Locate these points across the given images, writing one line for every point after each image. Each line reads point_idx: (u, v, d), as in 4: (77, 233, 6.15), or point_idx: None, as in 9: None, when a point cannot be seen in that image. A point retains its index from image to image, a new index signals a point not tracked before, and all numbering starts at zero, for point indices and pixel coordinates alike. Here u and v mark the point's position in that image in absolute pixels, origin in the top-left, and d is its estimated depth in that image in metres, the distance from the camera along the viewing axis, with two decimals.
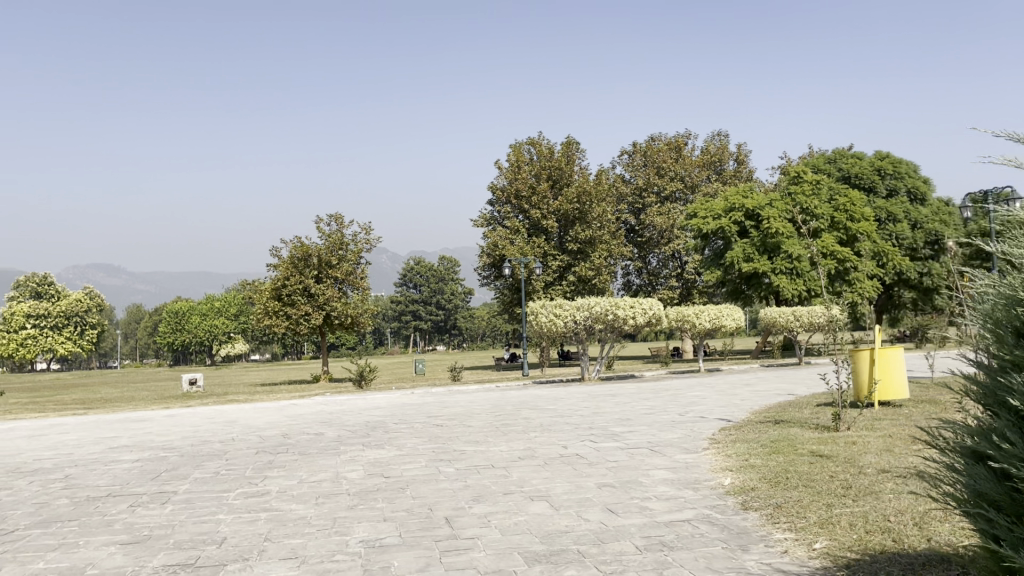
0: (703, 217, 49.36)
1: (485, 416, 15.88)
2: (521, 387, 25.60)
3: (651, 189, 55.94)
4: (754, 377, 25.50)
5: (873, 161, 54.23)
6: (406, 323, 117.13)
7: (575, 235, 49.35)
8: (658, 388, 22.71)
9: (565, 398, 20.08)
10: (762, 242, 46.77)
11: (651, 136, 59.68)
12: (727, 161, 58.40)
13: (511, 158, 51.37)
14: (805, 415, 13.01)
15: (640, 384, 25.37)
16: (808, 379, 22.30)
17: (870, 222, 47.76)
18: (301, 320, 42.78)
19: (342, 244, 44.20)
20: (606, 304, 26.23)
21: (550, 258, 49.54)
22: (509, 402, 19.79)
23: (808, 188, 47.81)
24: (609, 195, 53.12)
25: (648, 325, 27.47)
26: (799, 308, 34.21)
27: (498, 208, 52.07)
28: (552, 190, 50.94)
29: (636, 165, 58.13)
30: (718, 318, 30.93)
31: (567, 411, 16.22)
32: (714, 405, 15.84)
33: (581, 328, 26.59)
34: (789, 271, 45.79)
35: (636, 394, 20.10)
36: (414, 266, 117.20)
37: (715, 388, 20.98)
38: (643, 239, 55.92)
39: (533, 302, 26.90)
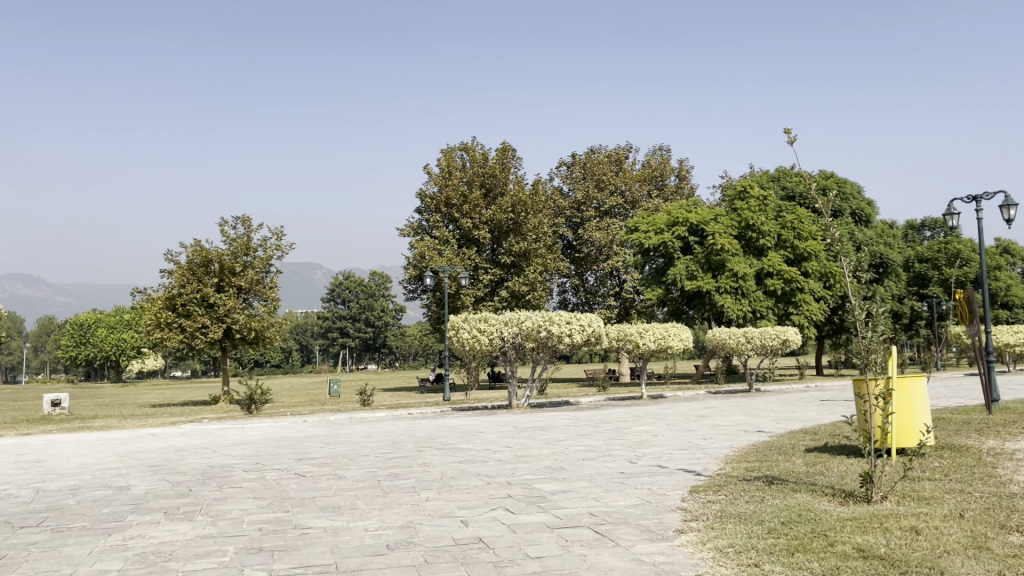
0: (644, 231, 46.15)
1: (372, 460, 11.89)
2: (434, 416, 21.60)
3: (590, 203, 52.84)
4: (705, 407, 22.04)
5: (818, 180, 52.32)
6: (333, 340, 111.70)
7: (509, 247, 45.82)
8: (597, 419, 18.96)
9: (484, 432, 16.20)
10: (706, 258, 43.97)
11: (591, 149, 56.83)
12: (669, 176, 55.61)
13: (441, 164, 47.54)
14: (806, 471, 9.34)
15: (575, 413, 21.65)
16: (774, 412, 18.89)
17: (820, 241, 45.42)
18: (197, 333, 38.02)
19: (248, 248, 39.67)
20: (538, 319, 22.45)
21: (480, 271, 45.74)
22: (413, 436, 15.82)
23: (754, 204, 45.24)
24: (546, 206, 49.74)
25: (587, 345, 23.81)
26: (751, 329, 31.05)
27: (426, 216, 48.00)
28: (485, 200, 47.20)
29: (575, 178, 54.89)
30: (663, 339, 27.51)
31: (481, 454, 12.34)
32: (673, 450, 12.14)
33: (508, 346, 22.78)
34: (734, 290, 43.04)
35: (571, 428, 16.34)
36: (343, 281, 112.08)
37: (666, 422, 17.32)
38: (581, 255, 52.66)
39: (454, 315, 22.95)
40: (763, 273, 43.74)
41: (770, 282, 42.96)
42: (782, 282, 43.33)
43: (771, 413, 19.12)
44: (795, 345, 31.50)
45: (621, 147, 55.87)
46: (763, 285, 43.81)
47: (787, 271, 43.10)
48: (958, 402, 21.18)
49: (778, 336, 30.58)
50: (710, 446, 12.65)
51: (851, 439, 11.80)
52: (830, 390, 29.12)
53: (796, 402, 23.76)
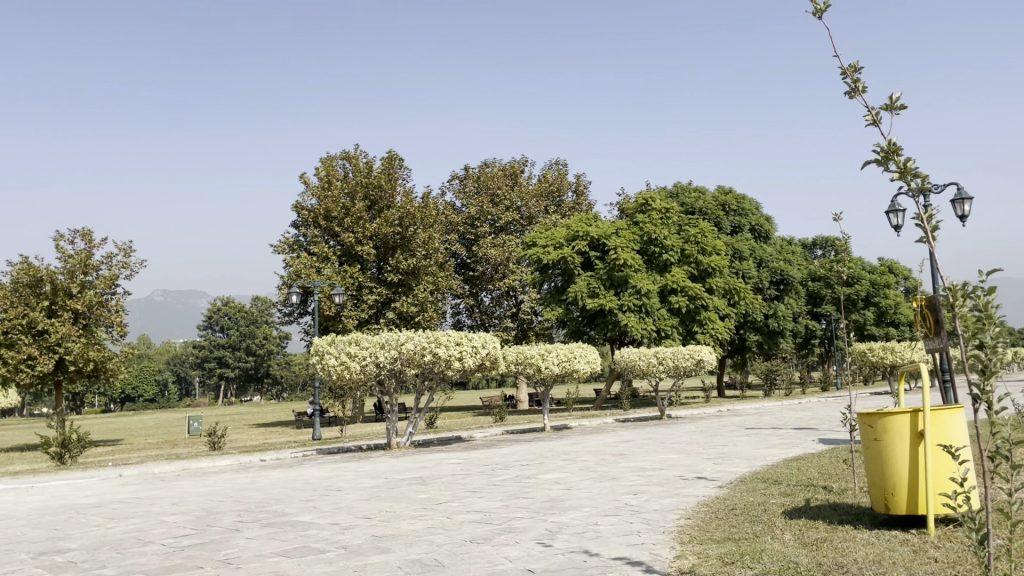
0: (542, 246, 43.09)
1: (147, 554, 7.80)
2: (291, 464, 17.40)
3: (484, 219, 49.58)
4: (619, 441, 18.77)
5: (717, 196, 50.98)
6: (210, 371, 103.80)
7: (397, 263, 41.83)
8: (494, 463, 15.25)
9: (343, 489, 12.22)
10: (608, 275, 41.28)
11: (484, 162, 53.76)
12: (567, 192, 52.89)
13: (320, 173, 43.05)
14: (816, 563, 6.02)
15: (467, 453, 17.92)
16: (704, 449, 15.74)
17: (723, 256, 43.53)
18: (22, 365, 32.20)
19: (88, 265, 34.27)
20: (423, 341, 18.60)
21: (364, 291, 41.41)
22: (242, 499, 11.67)
23: (657, 217, 43.04)
24: (436, 221, 46.07)
25: (481, 370, 20.15)
26: (662, 349, 28.22)
27: (303, 230, 43.30)
28: (368, 213, 43.00)
29: (468, 193, 51.60)
30: (568, 362, 24.24)
31: (321, 535, 8.42)
32: (598, 517, 8.59)
33: (386, 373, 18.79)
34: (637, 309, 40.54)
35: (459, 481, 12.59)
36: (221, 307, 104.39)
37: (579, 465, 13.83)
38: (475, 274, 49.33)
39: (319, 336, 18.79)
40: (667, 289, 41.48)
41: (674, 299, 40.68)
42: (687, 299, 41.12)
43: (700, 449, 15.96)
44: (707, 365, 28.83)
45: (516, 161, 52.99)
46: (668, 302, 41.48)
47: (691, 287, 40.93)
48: None
49: (691, 356, 27.87)
50: (649, 506, 9.17)
51: (840, 498, 8.61)
52: (747, 416, 26.54)
53: (718, 431, 20.85)
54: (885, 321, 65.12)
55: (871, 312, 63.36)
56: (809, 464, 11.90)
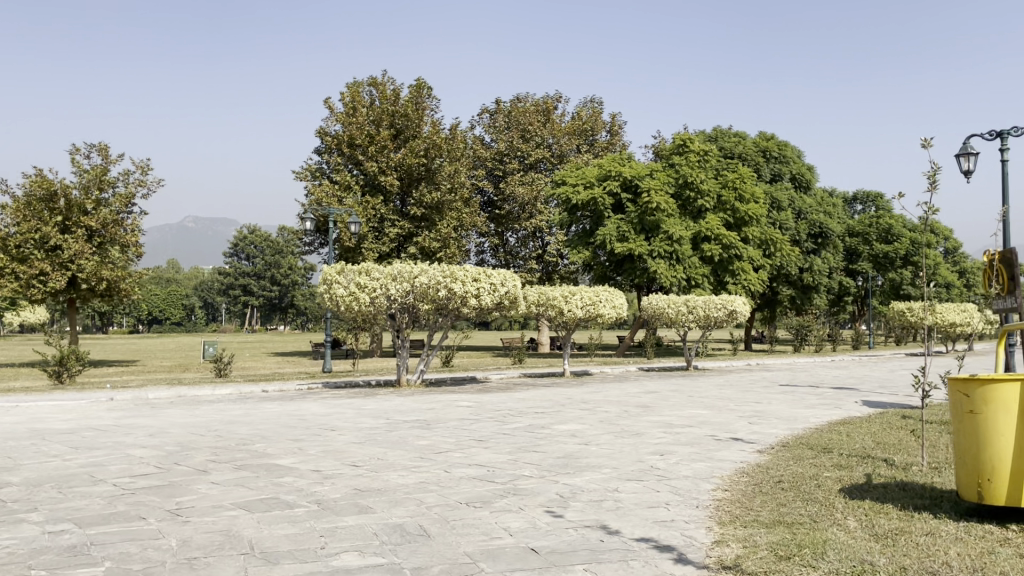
0: (572, 184, 41.38)
1: (90, 497, 6.68)
2: (292, 397, 16.36)
3: (513, 155, 47.85)
4: (643, 392, 17.49)
5: (757, 142, 48.79)
6: (235, 299, 103.99)
7: (421, 196, 40.42)
8: (506, 408, 14.09)
9: (338, 429, 11.07)
10: (639, 219, 39.56)
11: (516, 96, 51.74)
12: (601, 131, 50.78)
13: (346, 98, 41.40)
14: (898, 567, 4.71)
15: (479, 395, 16.76)
16: (736, 406, 14.44)
17: (761, 204, 41.54)
18: (35, 281, 31.57)
19: (104, 181, 33.30)
20: (437, 275, 17.36)
21: (386, 224, 40.14)
22: (225, 433, 10.57)
23: (694, 160, 41.07)
24: (464, 154, 44.44)
25: (499, 309, 18.90)
26: (693, 297, 26.78)
27: (326, 157, 41.90)
28: (394, 142, 41.44)
29: (498, 127, 49.82)
30: (592, 306, 22.91)
31: (295, 484, 7.25)
32: (619, 482, 7.31)
33: (397, 307, 17.58)
34: (667, 255, 38.94)
35: (466, 426, 11.42)
36: (247, 235, 103.98)
37: (599, 416, 12.57)
38: (502, 212, 47.86)
39: (328, 265, 17.56)
40: (700, 237, 39.79)
41: (707, 247, 38.98)
42: (720, 248, 39.39)
43: (731, 405, 14.63)
44: (739, 317, 27.36)
45: (550, 96, 50.91)
46: (700, 250, 39.84)
47: (726, 236, 39.14)
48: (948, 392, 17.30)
49: (723, 306, 26.42)
50: (679, 471, 7.88)
51: (910, 477, 7.25)
52: (779, 372, 25.13)
53: (748, 386, 19.50)
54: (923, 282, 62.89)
55: (909, 272, 61.20)
56: (861, 431, 10.55)
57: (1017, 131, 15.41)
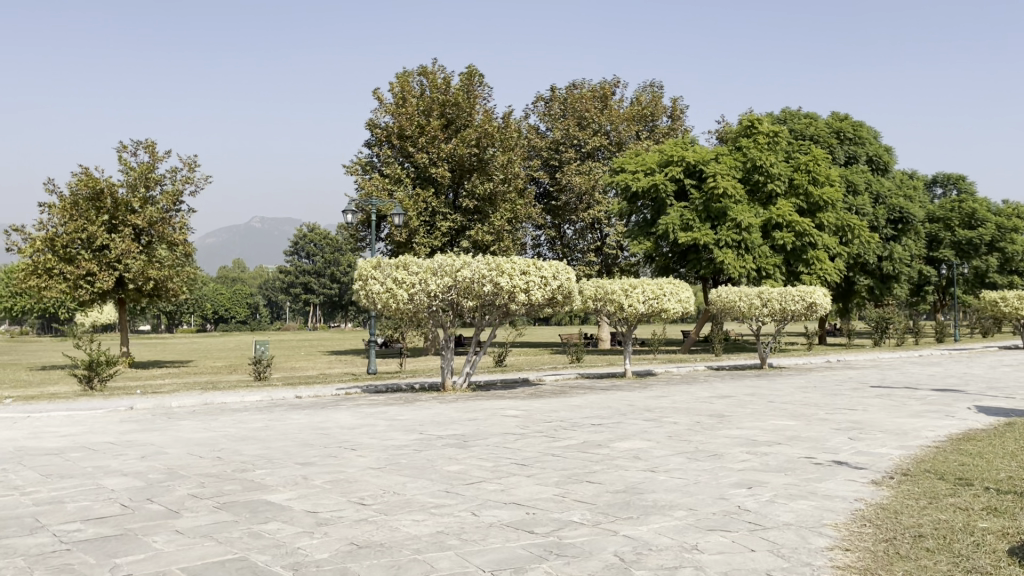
0: (631, 171, 39.29)
1: (9, 558, 5.20)
2: (324, 404, 14.89)
3: (570, 143, 45.94)
4: (714, 396, 15.54)
5: (830, 123, 45.88)
6: (296, 297, 104.43)
7: (473, 187, 38.84)
8: (558, 418, 12.32)
9: (359, 449, 9.48)
10: (704, 207, 37.24)
11: (572, 83, 49.76)
12: (661, 117, 48.37)
13: (395, 89, 40.02)
14: None
15: (530, 401, 15.04)
16: (826, 415, 12.38)
17: (837, 188, 38.74)
18: (82, 282, 31.07)
19: (150, 179, 32.65)
20: (482, 268, 15.69)
21: (437, 217, 38.67)
22: (227, 455, 9.05)
23: (762, 142, 38.57)
24: (517, 143, 42.73)
25: (552, 305, 17.11)
26: (766, 288, 24.55)
27: (376, 150, 40.64)
28: (444, 132, 39.90)
29: (553, 115, 47.89)
30: (655, 300, 20.94)
31: (278, 537, 5.63)
32: (699, 536, 5.49)
33: (438, 303, 15.95)
34: (736, 245, 36.57)
35: (509, 446, 9.69)
36: (307, 233, 104.25)
37: (667, 430, 10.69)
38: (558, 204, 46.04)
39: (363, 259, 16.06)
40: (770, 224, 37.31)
41: (779, 235, 36.50)
42: (793, 236, 36.85)
43: (821, 413, 12.58)
44: (819, 310, 24.99)
45: (607, 82, 48.79)
46: (770, 238, 37.33)
47: (798, 222, 36.59)
48: None
49: (800, 298, 24.12)
50: (778, 516, 6.02)
51: None
52: (864, 370, 22.75)
53: (834, 388, 17.33)
54: (1009, 269, 58.85)
55: (995, 259, 57.24)
56: (993, 452, 8.56)
57: None
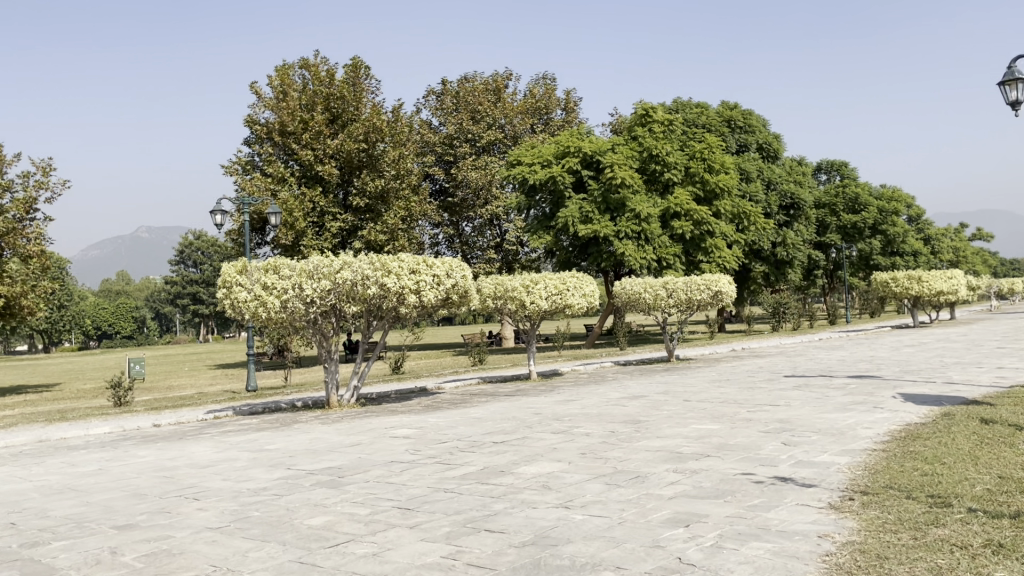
0: (528, 163, 38.06)
1: None
2: (185, 434, 12.79)
3: (463, 137, 44.33)
4: (626, 397, 14.26)
5: (721, 111, 46.02)
6: (184, 309, 98.87)
7: (363, 184, 36.74)
8: (453, 436, 10.71)
9: (205, 501, 7.63)
10: (603, 197, 36.38)
11: (464, 75, 48.17)
12: (556, 110, 47.34)
13: (274, 82, 37.38)
14: None
15: (424, 415, 13.36)
16: (750, 415, 11.23)
17: (732, 175, 38.67)
18: None
19: None
20: (365, 268, 13.84)
21: (326, 218, 36.44)
22: (23, 522, 7.01)
23: (658, 130, 38.06)
24: (409, 138, 40.83)
25: (446, 306, 15.45)
26: (671, 278, 23.65)
27: (257, 148, 37.93)
28: (330, 128, 37.55)
29: (445, 109, 46.15)
30: (558, 295, 19.59)
31: None
32: None
33: (317, 310, 14.05)
34: (636, 236, 35.91)
35: (393, 480, 8.01)
36: (193, 241, 98.87)
37: (579, 446, 9.24)
38: (455, 200, 44.42)
39: (226, 263, 14.00)
40: (668, 214, 36.83)
41: (678, 224, 36.08)
42: (691, 224, 36.51)
43: (744, 413, 11.42)
44: (724, 298, 24.27)
45: (500, 74, 47.45)
46: (669, 228, 36.85)
47: (696, 210, 36.26)
48: (992, 375, 14.36)
49: (706, 286, 23.31)
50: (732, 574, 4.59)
51: None
52: (773, 358, 22.09)
53: (748, 380, 16.39)
54: (892, 251, 61.04)
55: (879, 241, 59.13)
56: (948, 453, 7.46)
57: None
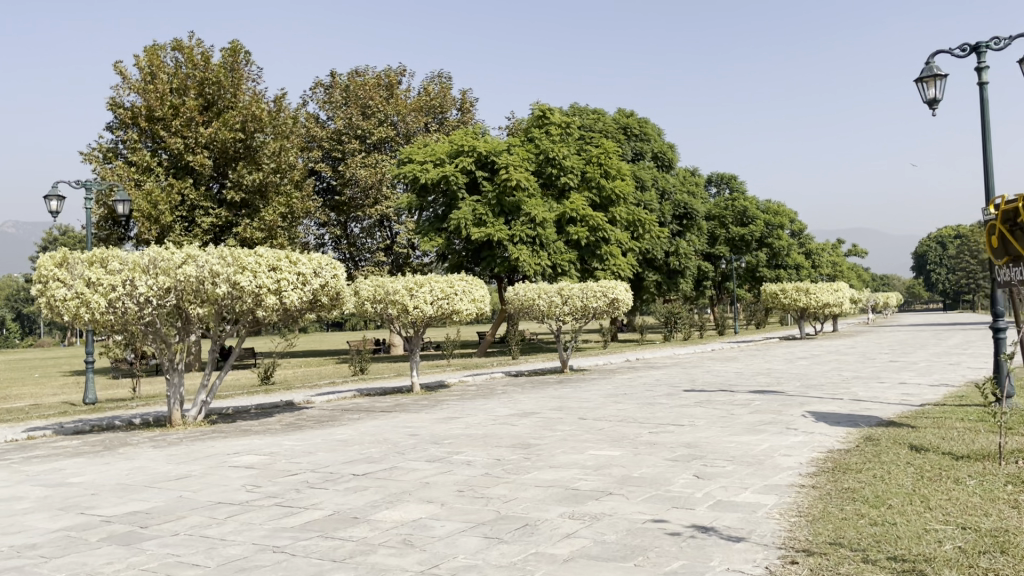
0: (419, 161, 36.27)
1: None
2: None
3: (353, 133, 42.07)
4: (516, 414, 12.75)
5: (618, 119, 45.66)
6: None
7: (239, 177, 33.99)
8: (305, 466, 8.86)
9: None
10: (497, 200, 35.00)
11: (355, 69, 45.93)
12: (451, 109, 45.70)
13: (141, 63, 34.09)
14: None
15: (280, 437, 11.41)
16: (654, 438, 9.86)
17: (628, 181, 38.12)
18: None
19: None
20: (214, 263, 11.84)
21: (197, 212, 33.51)
22: None
23: (555, 134, 37.11)
24: (293, 131, 38.27)
25: (315, 309, 13.57)
26: (566, 284, 22.40)
27: (121, 134, 34.56)
28: (204, 115, 34.60)
29: (334, 104, 43.73)
30: (445, 300, 17.96)
31: None
32: None
33: (155, 312, 11.91)
34: (531, 241, 34.71)
35: (211, 531, 6.15)
36: (58, 238, 91.47)
37: (455, 481, 7.62)
38: (342, 199, 42.08)
39: (42, 254, 11.67)
40: (564, 219, 35.86)
41: (574, 229, 35.13)
42: (587, 230, 35.64)
43: (646, 435, 10.08)
44: (620, 306, 23.20)
45: (393, 69, 45.45)
46: (565, 234, 35.91)
47: (592, 216, 35.41)
48: (897, 391, 13.65)
49: (602, 292, 22.17)
50: None
51: None
52: (670, 370, 21.13)
53: (647, 395, 15.20)
54: (776, 264, 62.49)
55: (765, 254, 60.40)
56: (891, 493, 6.26)
57: (998, 42, 11.58)
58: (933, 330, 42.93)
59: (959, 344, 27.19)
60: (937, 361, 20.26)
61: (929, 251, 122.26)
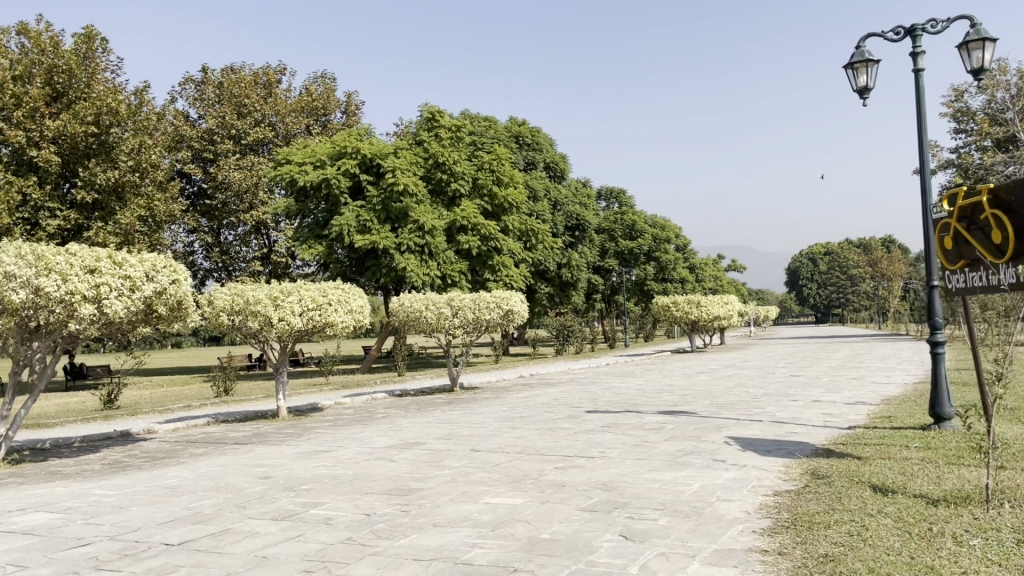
0: (298, 163, 33.67)
1: None
2: None
3: (226, 132, 38.93)
4: (396, 446, 10.77)
5: (510, 127, 44.41)
6: None
7: (91, 175, 30.45)
8: (104, 531, 6.60)
9: None
10: (383, 206, 32.81)
11: (230, 66, 42.79)
12: (335, 111, 43.19)
13: None
14: None
15: (93, 484, 9.01)
16: (561, 477, 8.10)
17: (522, 190, 36.71)
18: None
19: None
20: (7, 262, 9.41)
21: (40, 214, 29.74)
22: None
23: (445, 138, 35.33)
24: (157, 127, 34.91)
25: (152, 322, 11.20)
26: (456, 295, 20.51)
27: None
28: (52, 106, 30.88)
29: (205, 101, 40.43)
30: (318, 310, 15.78)
31: None
32: None
33: None
34: (419, 249, 32.70)
35: None
36: None
37: (305, 553, 5.60)
38: (213, 203, 38.79)
39: None
40: (454, 227, 34.03)
41: (464, 238, 33.34)
42: (478, 239, 33.94)
43: (552, 474, 8.31)
44: (513, 319, 21.49)
45: (272, 67, 42.57)
46: (455, 243, 34.12)
47: (483, 225, 33.72)
48: (818, 412, 12.47)
49: (494, 304, 20.38)
50: None
51: None
52: (568, 388, 19.55)
53: (546, 417, 13.50)
54: (664, 278, 62.73)
55: (654, 267, 60.48)
56: (885, 563, 4.72)
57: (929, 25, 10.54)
58: (818, 344, 43.46)
59: (851, 358, 26.90)
60: (840, 375, 19.51)
61: (806, 267, 127.03)
